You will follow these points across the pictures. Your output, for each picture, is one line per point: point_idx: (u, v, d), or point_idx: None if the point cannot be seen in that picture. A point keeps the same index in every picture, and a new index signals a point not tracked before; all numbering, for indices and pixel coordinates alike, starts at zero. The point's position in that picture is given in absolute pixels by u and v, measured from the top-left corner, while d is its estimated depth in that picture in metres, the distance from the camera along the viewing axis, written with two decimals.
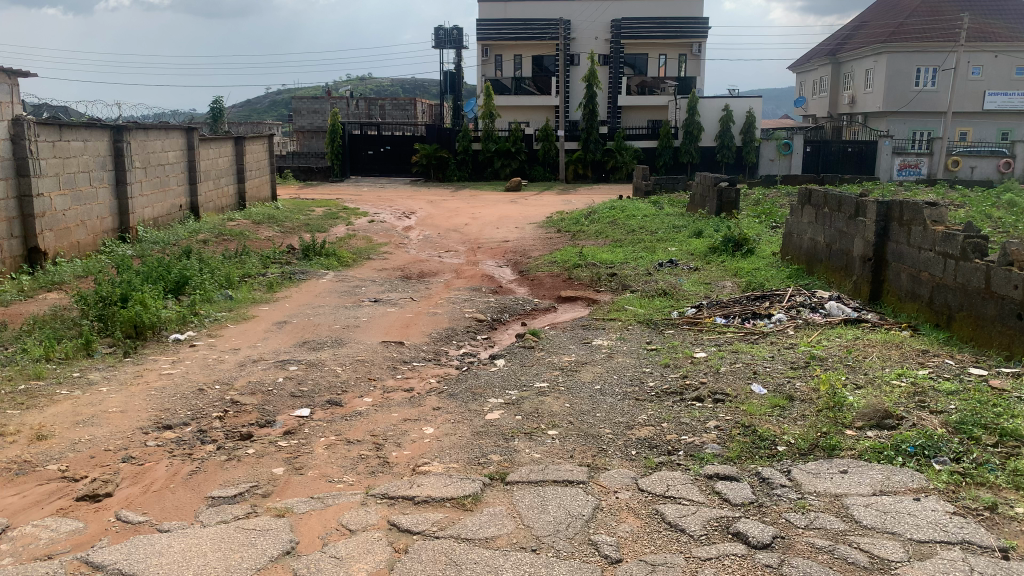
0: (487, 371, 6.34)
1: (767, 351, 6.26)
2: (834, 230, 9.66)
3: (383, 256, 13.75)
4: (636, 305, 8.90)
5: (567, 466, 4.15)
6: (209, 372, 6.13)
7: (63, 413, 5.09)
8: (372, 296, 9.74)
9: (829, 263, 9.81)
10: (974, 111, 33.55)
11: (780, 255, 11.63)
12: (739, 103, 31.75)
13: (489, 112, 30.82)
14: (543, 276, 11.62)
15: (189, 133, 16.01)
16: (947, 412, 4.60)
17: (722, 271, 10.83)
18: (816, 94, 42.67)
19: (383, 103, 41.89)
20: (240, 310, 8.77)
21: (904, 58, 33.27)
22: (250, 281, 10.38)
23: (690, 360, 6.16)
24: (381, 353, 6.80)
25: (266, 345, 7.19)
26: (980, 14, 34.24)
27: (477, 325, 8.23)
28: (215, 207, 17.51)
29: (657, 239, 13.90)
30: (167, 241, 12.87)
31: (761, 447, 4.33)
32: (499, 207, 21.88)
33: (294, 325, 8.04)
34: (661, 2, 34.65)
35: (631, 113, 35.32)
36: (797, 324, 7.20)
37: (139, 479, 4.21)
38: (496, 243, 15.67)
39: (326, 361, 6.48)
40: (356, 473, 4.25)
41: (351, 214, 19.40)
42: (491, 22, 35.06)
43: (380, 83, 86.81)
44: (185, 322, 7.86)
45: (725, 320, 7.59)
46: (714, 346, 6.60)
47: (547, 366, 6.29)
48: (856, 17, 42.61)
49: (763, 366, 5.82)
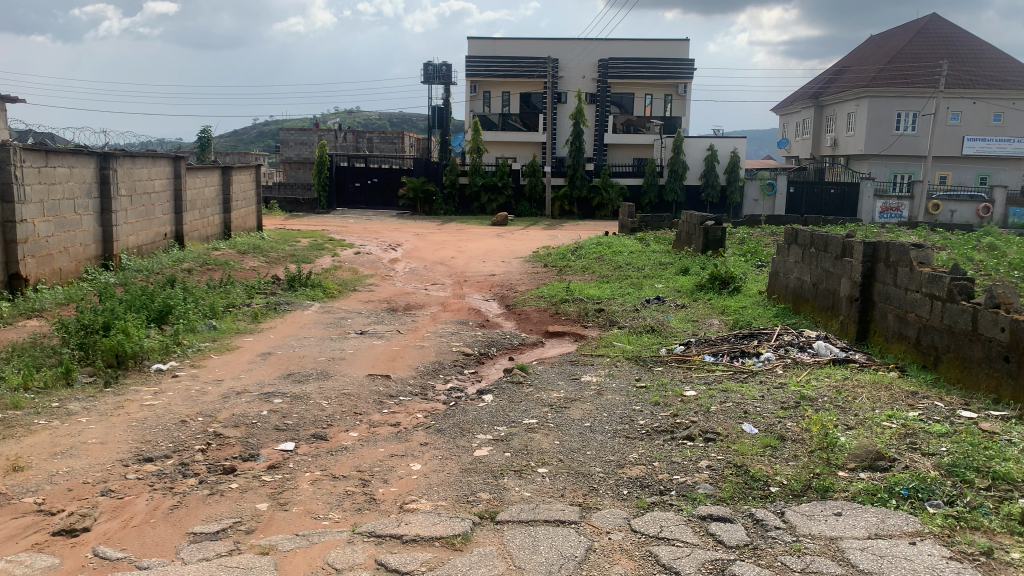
0: (474, 406, 6.26)
1: (756, 391, 6.23)
2: (820, 270, 9.74)
3: (369, 288, 13.70)
4: (624, 341, 8.88)
5: (558, 506, 4.08)
6: (192, 404, 6.00)
7: (40, 444, 4.95)
8: (359, 328, 9.66)
9: (815, 302, 9.87)
10: (953, 156, 34.28)
11: (765, 293, 11.69)
12: (723, 143, 32.18)
13: (476, 146, 31.02)
14: (531, 310, 11.60)
15: (176, 162, 15.98)
16: (940, 454, 4.59)
17: (709, 309, 10.87)
18: (799, 135, 43.38)
19: (371, 136, 42.13)
20: (225, 340, 8.66)
21: (884, 102, 34.00)
22: (234, 310, 10.28)
23: (679, 399, 6.11)
24: (367, 386, 6.72)
25: (250, 376, 7.09)
26: (958, 61, 35.14)
27: (464, 358, 8.18)
28: (201, 236, 17.45)
29: (644, 276, 13.94)
30: (151, 269, 12.74)
31: (753, 488, 4.29)
32: (485, 240, 21.94)
33: (279, 356, 7.94)
34: (648, 43, 35.31)
35: (616, 150, 35.73)
36: (786, 363, 7.21)
37: (119, 514, 4.08)
38: (483, 277, 15.65)
39: (311, 393, 6.37)
40: (342, 510, 4.15)
41: (337, 245, 19.37)
42: (480, 59, 35.49)
43: (368, 116, 87.50)
44: (168, 352, 7.76)
45: (714, 358, 7.60)
46: (703, 384, 6.57)
47: (536, 403, 6.21)
48: (838, 62, 43.56)
49: (753, 406, 5.78)
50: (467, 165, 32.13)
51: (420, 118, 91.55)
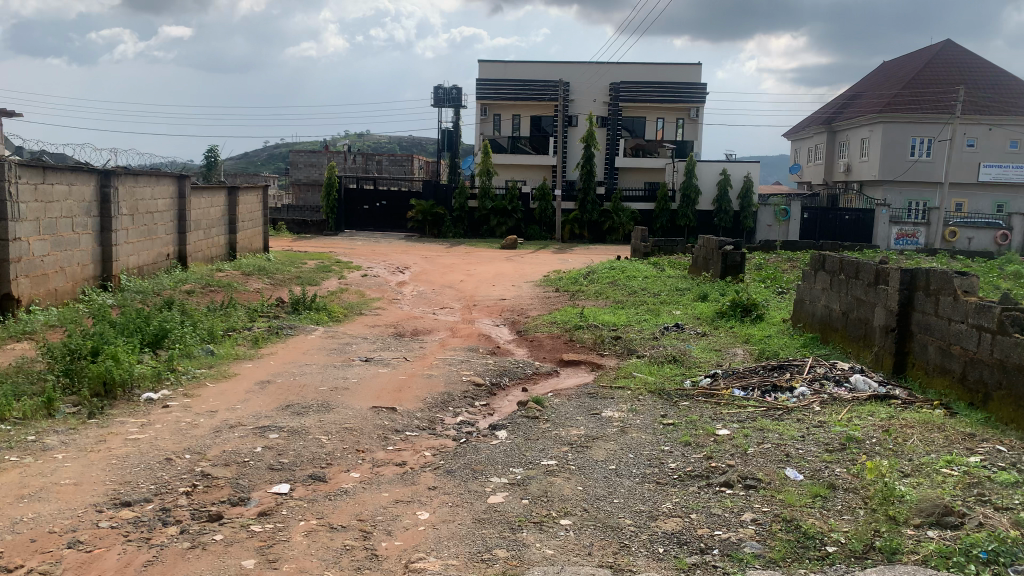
0: (488, 443, 5.74)
1: (796, 431, 5.74)
2: (851, 297, 9.25)
3: (376, 312, 13.26)
4: (644, 372, 8.38)
5: (587, 569, 3.55)
6: (181, 439, 5.50)
7: (6, 485, 4.47)
8: (363, 355, 9.16)
9: (845, 332, 9.36)
10: (969, 182, 33.84)
11: (789, 321, 11.20)
12: (736, 168, 31.75)
13: (486, 169, 30.68)
14: (543, 336, 11.12)
15: (180, 181, 15.65)
16: (1016, 510, 4.04)
17: (732, 338, 10.36)
18: (812, 161, 42.97)
19: (381, 159, 42.08)
20: (221, 367, 8.21)
21: (899, 128, 33.60)
22: (234, 335, 9.83)
23: (712, 439, 5.59)
24: (371, 420, 6.21)
25: (246, 407, 6.62)
26: (974, 87, 34.78)
27: (475, 390, 7.65)
28: (205, 256, 17.07)
29: (660, 302, 13.44)
30: (150, 291, 12.33)
31: (808, 547, 3.75)
32: (494, 264, 21.50)
33: (277, 385, 7.46)
34: (660, 67, 35.12)
35: (627, 175, 35.43)
36: (823, 399, 6.68)
37: (83, 572, 3.58)
38: (492, 301, 15.20)
39: (311, 428, 5.86)
40: (339, 570, 3.64)
41: (344, 268, 18.94)
42: (491, 82, 35.34)
43: (378, 140, 87.49)
44: (159, 379, 7.30)
45: (744, 393, 7.09)
46: (736, 423, 6.06)
47: (554, 441, 5.68)
48: (850, 88, 43.28)
49: (796, 449, 5.25)
50: (476, 187, 31.77)
51: (429, 142, 91.57)
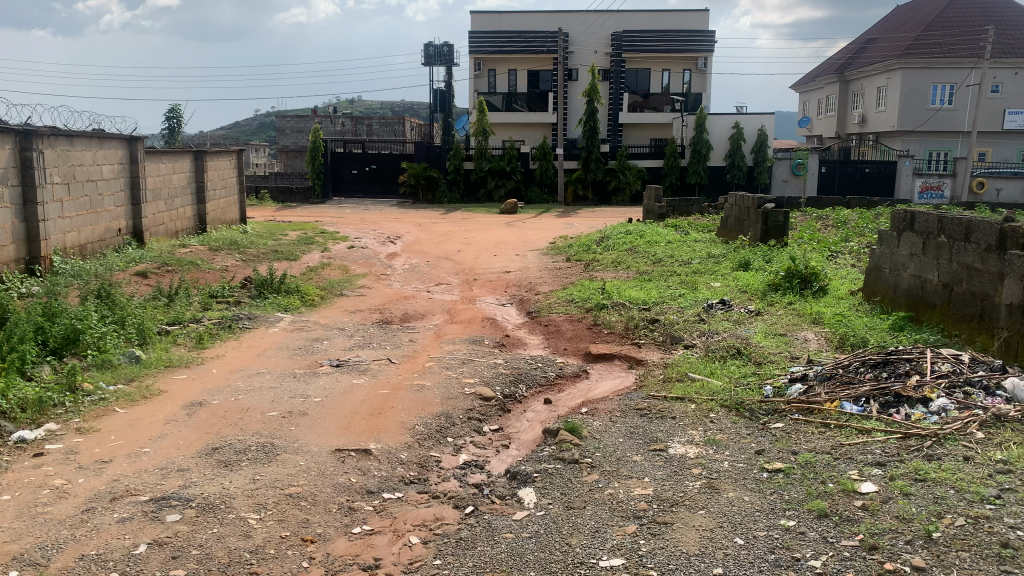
0: (508, 518, 3.70)
1: (985, 487, 3.71)
2: (959, 266, 7.22)
3: (359, 292, 11.23)
4: (703, 371, 6.34)
5: None
6: (25, 531, 3.45)
7: None
8: (335, 356, 7.08)
9: (951, 311, 7.32)
10: (993, 131, 31.48)
11: (859, 294, 9.13)
12: (750, 120, 29.47)
13: (481, 128, 28.40)
14: (559, 320, 9.09)
15: (131, 143, 13.44)
16: None
17: (795, 317, 8.30)
18: (823, 113, 40.57)
19: (370, 122, 39.74)
20: (146, 380, 6.18)
21: (920, 73, 31.18)
22: (174, 331, 7.76)
23: (862, 506, 3.55)
24: (329, 476, 4.16)
25: (157, 454, 4.59)
26: (999, 28, 32.32)
27: (482, 406, 5.64)
28: (168, 230, 14.97)
29: (693, 271, 11.38)
30: (87, 275, 10.21)
31: None
32: (493, 231, 19.35)
33: (210, 410, 5.41)
34: (665, 14, 32.67)
35: (632, 131, 33.08)
36: (983, 419, 4.66)
37: None
38: (495, 274, 13.11)
39: (236, 498, 3.81)
40: None
41: (329, 239, 16.85)
42: (483, 34, 32.89)
43: (369, 105, 84.32)
44: (44, 408, 5.26)
45: (859, 408, 5.09)
46: (878, 468, 4.04)
47: (613, 512, 3.67)
48: (861, 37, 40.78)
49: (1014, 533, 3.20)
50: (471, 149, 29.49)
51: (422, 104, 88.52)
